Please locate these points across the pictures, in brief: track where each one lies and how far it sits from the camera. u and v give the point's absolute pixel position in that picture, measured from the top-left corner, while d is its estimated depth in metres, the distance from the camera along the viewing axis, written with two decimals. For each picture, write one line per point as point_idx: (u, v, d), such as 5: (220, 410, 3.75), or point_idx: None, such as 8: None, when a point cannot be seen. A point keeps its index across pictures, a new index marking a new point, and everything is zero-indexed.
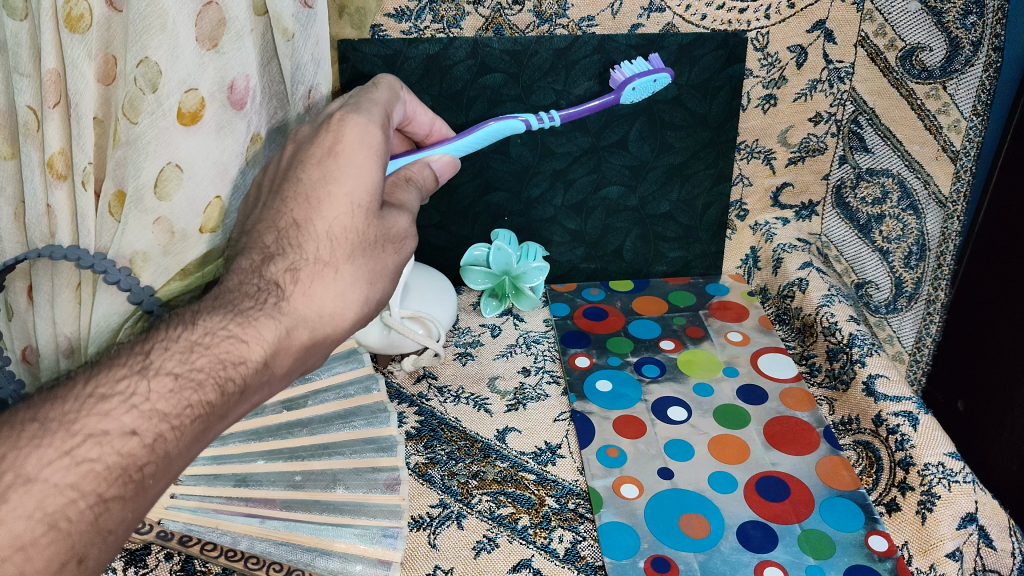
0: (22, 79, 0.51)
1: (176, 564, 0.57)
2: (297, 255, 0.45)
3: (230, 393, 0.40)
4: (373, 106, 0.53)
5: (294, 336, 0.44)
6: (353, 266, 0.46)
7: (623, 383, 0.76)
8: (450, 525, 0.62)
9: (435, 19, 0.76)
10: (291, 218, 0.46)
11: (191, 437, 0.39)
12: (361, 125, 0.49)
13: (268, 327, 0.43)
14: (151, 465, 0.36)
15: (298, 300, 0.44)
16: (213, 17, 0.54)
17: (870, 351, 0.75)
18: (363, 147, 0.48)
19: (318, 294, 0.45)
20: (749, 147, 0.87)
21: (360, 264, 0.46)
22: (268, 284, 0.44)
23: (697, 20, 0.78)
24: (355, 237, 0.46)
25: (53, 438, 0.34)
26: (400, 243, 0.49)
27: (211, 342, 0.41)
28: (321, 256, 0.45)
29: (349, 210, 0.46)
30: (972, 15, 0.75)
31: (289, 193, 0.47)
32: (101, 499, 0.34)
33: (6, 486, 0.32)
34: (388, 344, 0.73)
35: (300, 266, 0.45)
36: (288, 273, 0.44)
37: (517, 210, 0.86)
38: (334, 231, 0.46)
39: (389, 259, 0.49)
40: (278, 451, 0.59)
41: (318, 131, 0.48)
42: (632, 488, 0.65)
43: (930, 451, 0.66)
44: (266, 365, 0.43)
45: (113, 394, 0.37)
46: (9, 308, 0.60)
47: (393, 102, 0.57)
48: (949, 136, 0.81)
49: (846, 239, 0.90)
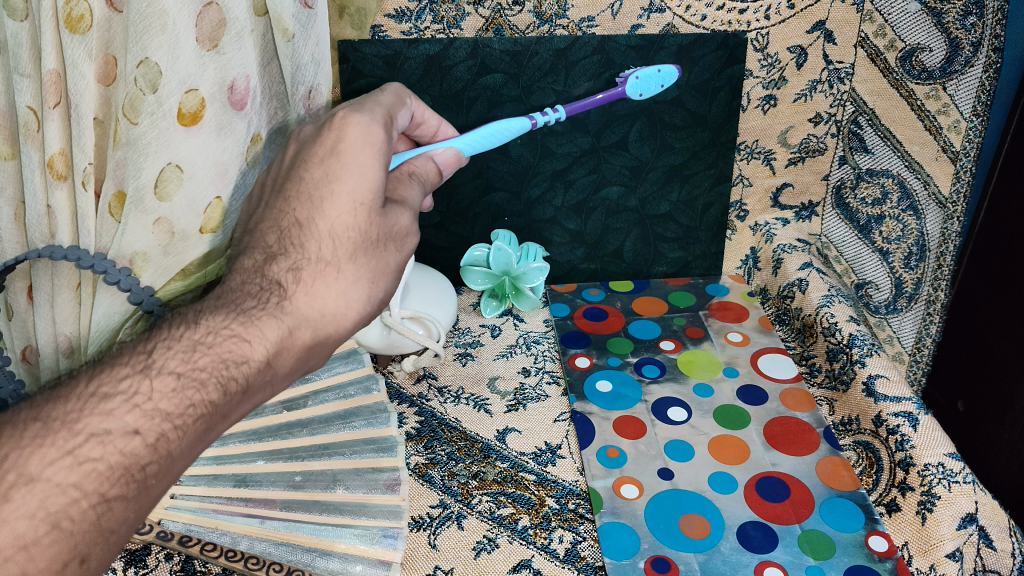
0: (23, 79, 0.51)
1: (176, 565, 0.57)
2: (298, 255, 0.45)
3: (233, 393, 0.40)
4: (378, 108, 0.53)
5: (296, 336, 0.44)
6: (355, 265, 0.46)
7: (623, 383, 0.77)
8: (450, 525, 0.62)
9: (436, 19, 0.76)
10: (293, 218, 0.46)
11: (193, 437, 0.39)
12: (364, 125, 0.49)
13: (270, 327, 0.43)
14: (154, 464, 0.36)
15: (301, 299, 0.44)
16: (214, 17, 0.54)
17: (870, 352, 0.75)
18: (365, 146, 0.48)
19: (320, 293, 0.45)
20: (749, 147, 0.87)
21: (362, 264, 0.46)
22: (271, 284, 0.44)
23: (697, 20, 0.78)
24: (357, 236, 0.46)
25: (56, 438, 0.34)
26: (401, 242, 0.49)
27: (213, 342, 0.41)
28: (323, 255, 0.45)
29: (352, 209, 0.46)
30: (972, 16, 0.75)
31: (291, 193, 0.47)
32: (103, 499, 0.34)
33: (9, 485, 0.32)
34: (388, 345, 0.73)
35: (302, 265, 0.45)
36: (290, 273, 0.44)
37: (517, 210, 0.86)
38: (336, 230, 0.46)
39: (390, 259, 0.48)
40: (278, 451, 0.59)
41: (321, 131, 0.49)
42: (633, 488, 0.65)
43: (930, 452, 0.66)
44: (268, 365, 0.43)
45: (115, 394, 0.37)
46: (9, 308, 0.60)
47: (398, 106, 0.57)
48: (949, 136, 0.81)
49: (846, 239, 0.90)
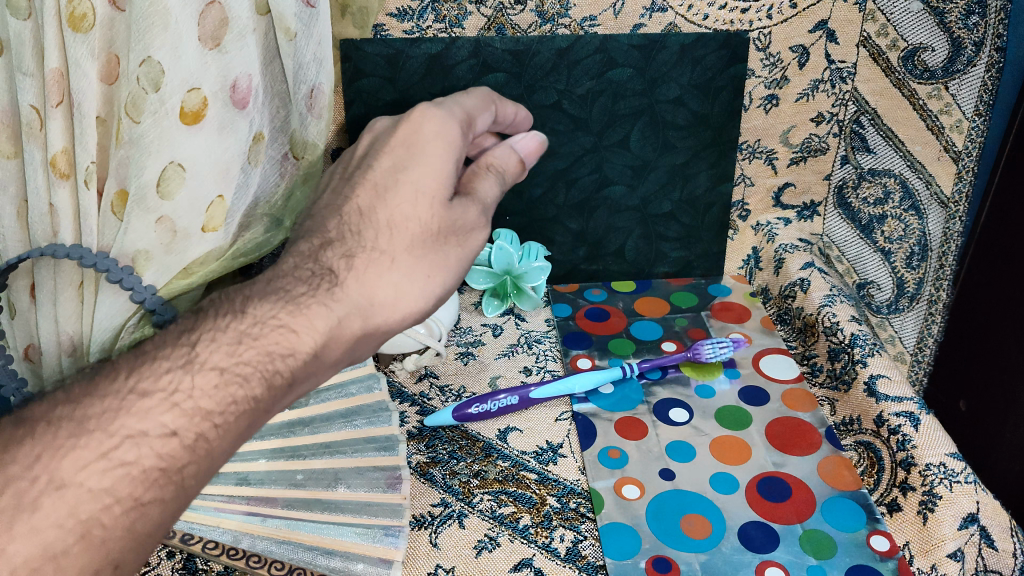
0: (26, 79, 0.51)
1: (179, 562, 0.57)
2: (354, 242, 0.45)
3: (278, 387, 0.41)
4: (456, 105, 0.53)
5: (346, 325, 0.44)
6: (410, 258, 0.46)
7: (626, 385, 0.77)
8: (451, 524, 0.62)
9: (438, 19, 0.77)
10: (356, 207, 0.47)
11: (235, 433, 0.40)
12: (441, 119, 0.50)
13: (319, 315, 0.43)
14: (191, 466, 0.37)
15: (352, 285, 0.44)
16: (216, 16, 0.54)
17: (871, 352, 0.75)
18: (440, 140, 0.49)
19: (371, 281, 0.45)
20: (750, 147, 0.88)
21: (416, 257, 0.46)
22: (321, 271, 0.44)
23: (699, 20, 0.79)
24: (415, 229, 0.47)
25: (90, 440, 0.35)
26: (463, 238, 0.49)
27: (260, 333, 0.41)
28: (378, 245, 0.46)
29: (413, 201, 0.47)
30: (975, 15, 0.75)
31: (359, 182, 0.49)
32: (136, 504, 0.35)
33: (39, 491, 0.33)
34: (390, 343, 0.74)
35: (356, 253, 0.45)
36: (343, 260, 0.45)
37: (519, 210, 0.86)
38: (394, 221, 0.46)
39: (451, 253, 0.48)
40: (281, 449, 0.59)
41: (398, 124, 0.50)
42: (634, 489, 0.65)
43: (931, 452, 0.66)
44: (317, 355, 0.43)
45: (155, 391, 0.37)
46: (13, 307, 0.61)
47: (482, 108, 0.56)
48: (951, 136, 0.81)
49: (847, 239, 0.91)
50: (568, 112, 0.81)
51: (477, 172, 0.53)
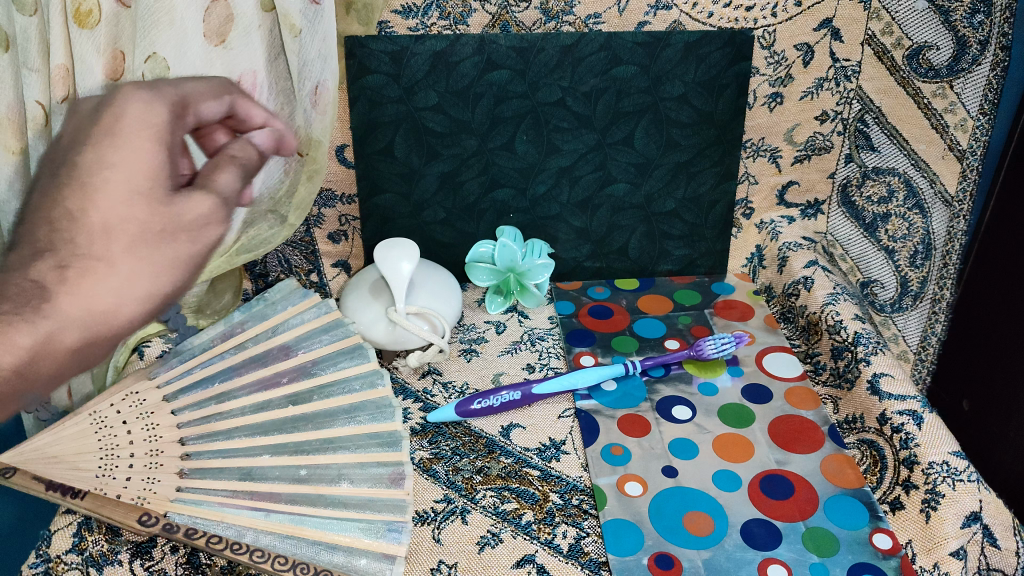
0: (26, 72, 0.48)
1: (183, 557, 0.57)
2: (65, 248, 0.30)
3: None
4: (170, 88, 0.38)
5: (58, 345, 0.31)
6: (136, 262, 0.32)
7: (629, 382, 0.77)
8: (455, 520, 0.62)
9: (443, 16, 0.78)
10: (62, 210, 0.30)
11: None
12: (143, 103, 0.35)
13: (18, 338, 0.30)
14: None
15: (64, 302, 0.30)
16: (222, 12, 0.57)
17: (875, 350, 0.75)
18: (148, 128, 0.34)
19: (88, 294, 0.31)
20: (754, 145, 0.88)
21: (144, 258, 0.32)
22: (22, 285, 0.30)
23: (703, 18, 0.80)
24: (138, 228, 0.32)
25: None
26: (200, 235, 0.35)
27: None
28: (94, 251, 0.31)
29: (128, 201, 0.32)
30: (979, 14, 0.75)
31: (48, 176, 0.31)
32: None
33: None
34: (393, 341, 0.74)
35: (68, 261, 0.30)
36: (50, 269, 0.30)
37: (523, 207, 0.87)
38: (113, 221, 0.31)
39: (184, 252, 0.34)
40: (285, 444, 0.58)
41: (96, 107, 0.34)
42: (637, 486, 0.65)
43: (934, 450, 0.66)
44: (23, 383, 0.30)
45: None
46: None
47: (210, 98, 0.41)
48: (955, 135, 0.81)
49: (851, 238, 0.90)
50: (572, 109, 0.81)
51: (214, 163, 0.38)
